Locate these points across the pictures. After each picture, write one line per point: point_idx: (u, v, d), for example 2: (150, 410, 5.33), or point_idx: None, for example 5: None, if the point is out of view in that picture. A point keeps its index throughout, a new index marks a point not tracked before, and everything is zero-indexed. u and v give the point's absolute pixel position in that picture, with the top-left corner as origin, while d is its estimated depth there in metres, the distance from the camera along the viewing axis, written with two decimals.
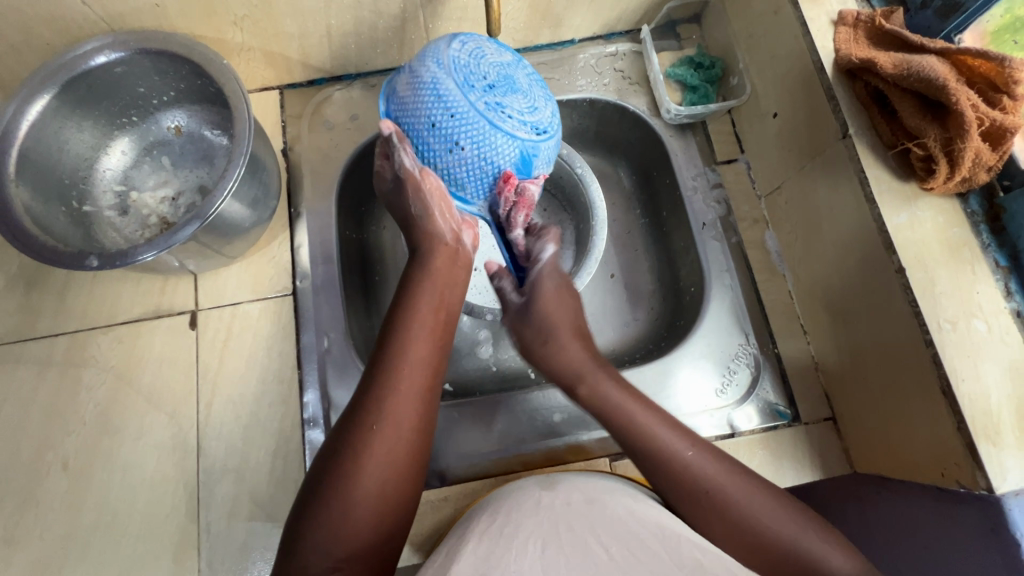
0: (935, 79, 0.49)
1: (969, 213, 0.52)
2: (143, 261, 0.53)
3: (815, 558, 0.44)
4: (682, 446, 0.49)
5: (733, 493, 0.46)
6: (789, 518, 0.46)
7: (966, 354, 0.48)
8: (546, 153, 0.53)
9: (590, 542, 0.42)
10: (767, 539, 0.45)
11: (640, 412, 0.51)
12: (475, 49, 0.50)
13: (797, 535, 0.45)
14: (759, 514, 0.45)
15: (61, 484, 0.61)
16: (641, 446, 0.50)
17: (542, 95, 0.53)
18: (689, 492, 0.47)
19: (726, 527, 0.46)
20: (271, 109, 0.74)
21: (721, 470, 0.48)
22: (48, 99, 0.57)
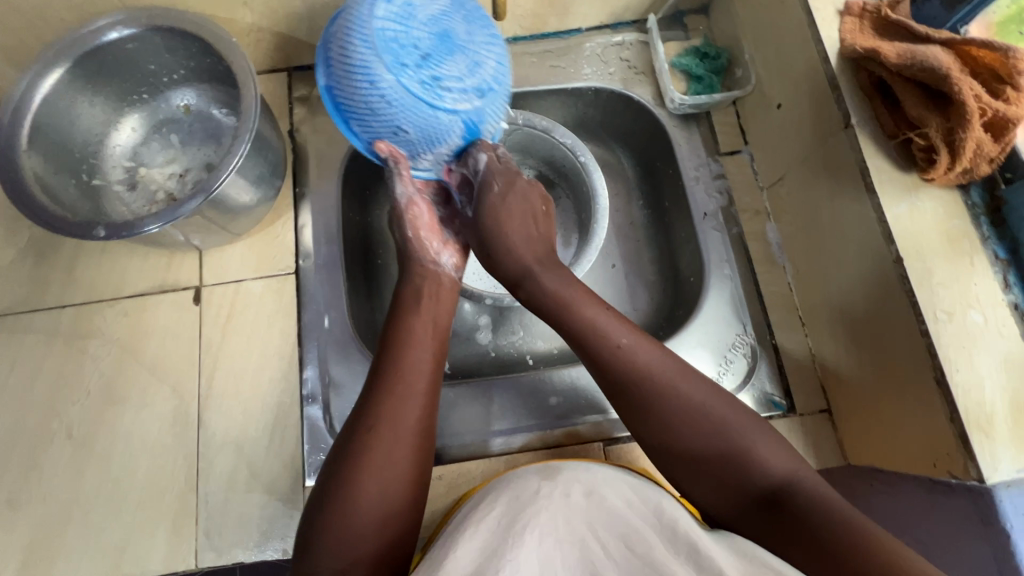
0: (938, 68, 0.49)
1: (970, 205, 0.52)
2: (148, 233, 0.54)
3: (749, 450, 0.45)
4: (618, 336, 0.50)
5: (677, 382, 0.48)
6: (722, 402, 0.47)
7: (961, 344, 0.48)
8: (494, 111, 0.53)
9: (587, 537, 0.43)
10: (701, 424, 0.46)
11: (588, 305, 0.52)
12: (403, 7, 0.48)
13: (733, 421, 0.46)
14: (704, 404, 0.47)
15: (65, 450, 0.62)
16: (578, 327, 0.52)
17: (484, 42, 0.51)
18: (623, 380, 0.49)
19: (666, 419, 0.47)
20: (279, 91, 0.75)
21: (660, 361, 0.49)
22: (61, 73, 0.58)
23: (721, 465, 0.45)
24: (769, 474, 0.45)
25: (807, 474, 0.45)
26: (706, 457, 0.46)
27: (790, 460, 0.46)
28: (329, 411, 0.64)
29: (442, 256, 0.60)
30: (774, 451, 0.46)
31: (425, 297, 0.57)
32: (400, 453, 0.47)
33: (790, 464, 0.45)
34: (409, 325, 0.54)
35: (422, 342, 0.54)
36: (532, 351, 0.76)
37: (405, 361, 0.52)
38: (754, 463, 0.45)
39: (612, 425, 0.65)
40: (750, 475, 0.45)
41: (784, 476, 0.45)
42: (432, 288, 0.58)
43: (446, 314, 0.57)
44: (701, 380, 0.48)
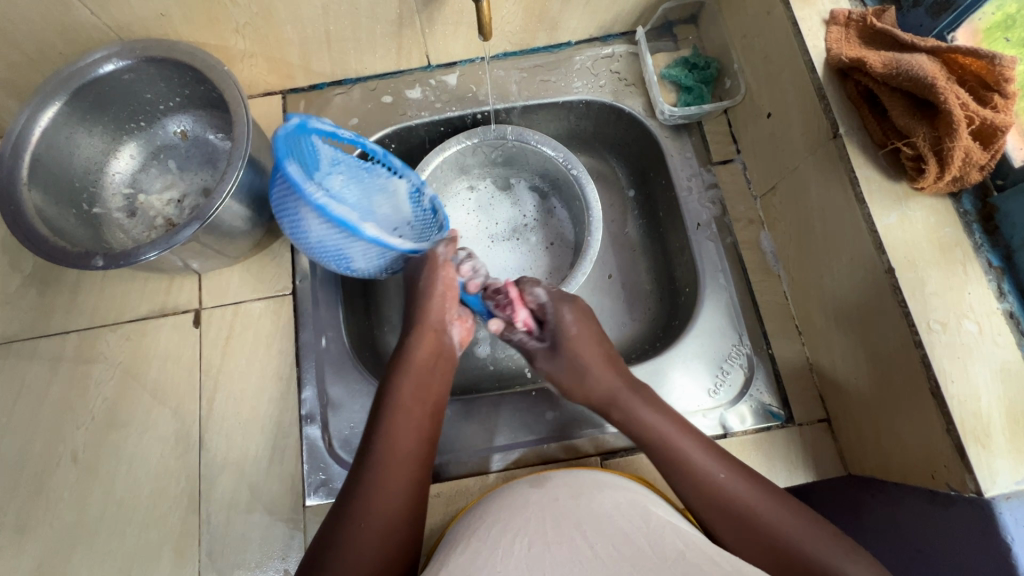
0: (924, 77, 0.49)
1: (962, 213, 0.51)
2: (146, 260, 0.55)
3: (835, 568, 0.44)
4: (718, 470, 0.51)
5: (760, 513, 0.49)
6: (813, 533, 0.47)
7: (956, 355, 0.47)
8: (341, 246, 0.55)
9: (574, 536, 0.44)
10: (775, 550, 0.47)
11: (643, 406, 0.56)
12: (287, 228, 0.54)
13: (807, 541, 0.46)
14: (790, 536, 0.47)
15: (70, 475, 0.63)
16: (656, 441, 0.54)
17: (294, 209, 0.52)
18: (706, 503, 0.50)
19: (744, 529, 0.48)
20: (274, 114, 0.77)
21: (757, 493, 0.50)
22: (60, 105, 0.59)
23: None
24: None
25: None
26: (779, 561, 0.47)
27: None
28: (327, 430, 0.64)
29: (452, 329, 0.61)
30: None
31: (420, 365, 0.57)
32: (395, 497, 0.51)
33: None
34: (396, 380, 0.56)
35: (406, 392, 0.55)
36: (530, 363, 0.77)
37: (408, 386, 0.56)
38: None
39: (608, 438, 0.65)
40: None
41: None
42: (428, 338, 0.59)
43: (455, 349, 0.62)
44: (786, 504, 0.49)
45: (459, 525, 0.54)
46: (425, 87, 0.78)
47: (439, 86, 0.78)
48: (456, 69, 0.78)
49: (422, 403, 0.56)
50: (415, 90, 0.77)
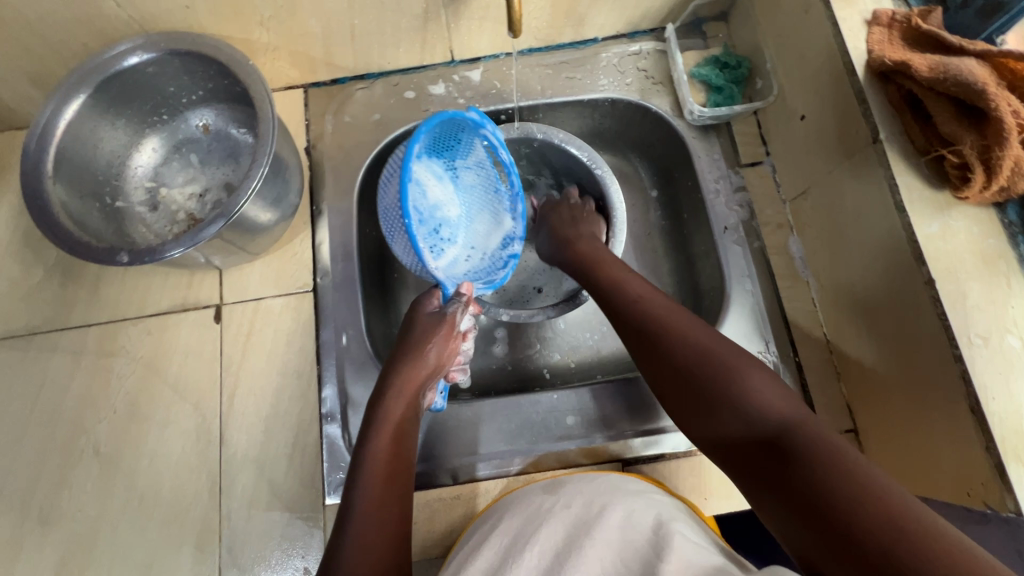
0: (973, 83, 0.47)
1: (1006, 224, 0.50)
2: (170, 257, 0.54)
3: (744, 387, 0.44)
4: (659, 304, 0.54)
5: (695, 340, 0.49)
6: (731, 351, 0.47)
7: (998, 371, 0.46)
8: (434, 252, 0.60)
9: (580, 541, 0.44)
10: (707, 367, 0.47)
11: (618, 272, 0.60)
12: (432, 213, 0.61)
13: (734, 359, 0.46)
14: (708, 350, 0.48)
15: (91, 468, 0.63)
16: (621, 298, 0.57)
17: (413, 213, 0.56)
18: (645, 328, 0.53)
19: (666, 354, 0.49)
20: (296, 108, 0.76)
21: (696, 328, 0.51)
22: (84, 98, 0.59)
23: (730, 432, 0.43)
24: (767, 417, 0.41)
25: (813, 421, 0.40)
26: (705, 405, 0.45)
27: (782, 391, 0.43)
28: (347, 430, 0.64)
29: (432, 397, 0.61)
30: (772, 396, 0.43)
31: (403, 392, 0.57)
32: (388, 522, 0.49)
33: (787, 404, 0.42)
34: (381, 409, 0.56)
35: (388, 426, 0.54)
36: (549, 364, 0.76)
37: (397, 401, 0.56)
38: (751, 410, 0.42)
39: (631, 444, 0.64)
40: (748, 413, 0.42)
41: (783, 417, 0.41)
42: (417, 373, 0.58)
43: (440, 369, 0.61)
44: (725, 344, 0.48)
45: (473, 529, 0.56)
46: (448, 83, 0.76)
47: (462, 82, 0.76)
48: (480, 65, 0.77)
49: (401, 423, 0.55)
50: (438, 86, 0.76)
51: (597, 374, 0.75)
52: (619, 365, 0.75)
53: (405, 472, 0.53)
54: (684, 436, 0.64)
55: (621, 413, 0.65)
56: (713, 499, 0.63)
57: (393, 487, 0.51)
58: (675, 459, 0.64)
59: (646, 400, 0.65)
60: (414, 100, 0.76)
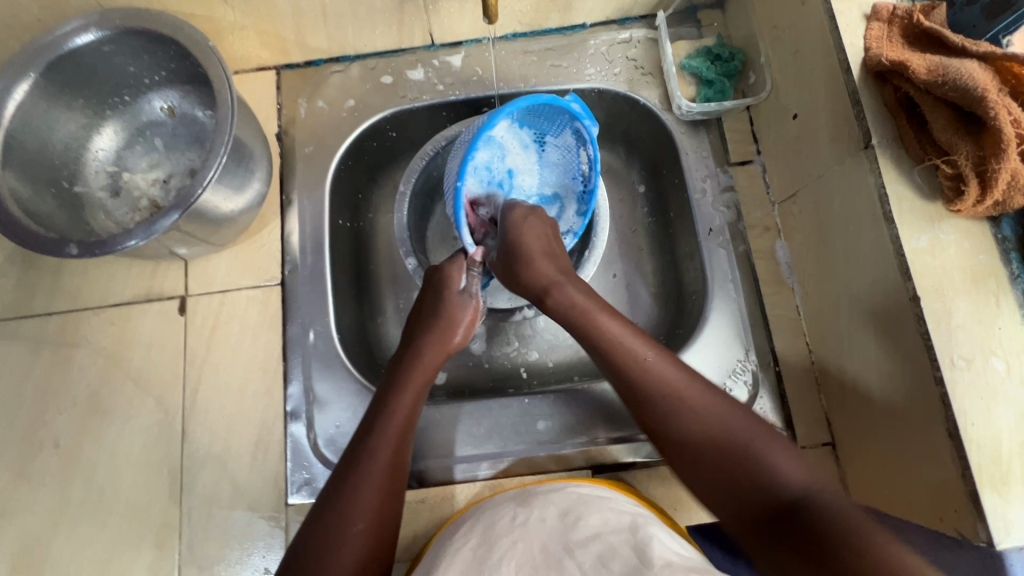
0: (974, 88, 0.44)
1: (999, 239, 0.47)
2: (124, 250, 0.52)
3: (762, 460, 0.45)
4: (645, 350, 0.52)
5: (687, 397, 0.49)
6: (737, 416, 0.48)
7: (980, 395, 0.44)
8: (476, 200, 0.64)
9: (562, 559, 0.44)
10: (719, 445, 0.47)
11: (610, 322, 0.55)
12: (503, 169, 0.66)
13: (715, 415, 0.48)
14: (711, 420, 0.48)
15: (51, 461, 0.62)
16: (617, 353, 0.53)
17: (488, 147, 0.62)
18: (654, 397, 0.50)
19: (680, 432, 0.49)
20: (267, 91, 0.72)
21: (682, 377, 0.51)
22: (34, 79, 0.55)
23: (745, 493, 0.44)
24: (786, 488, 0.43)
25: (824, 488, 0.43)
26: (726, 478, 0.46)
27: (805, 466, 0.45)
28: (312, 428, 0.63)
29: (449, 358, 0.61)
30: (791, 470, 0.44)
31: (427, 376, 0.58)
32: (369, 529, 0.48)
33: (807, 479, 0.43)
34: (404, 381, 0.57)
35: (408, 399, 0.55)
36: (527, 364, 0.74)
37: (403, 397, 0.55)
38: (769, 479, 0.44)
39: (604, 451, 0.63)
40: (767, 488, 0.44)
41: (802, 487, 0.43)
42: (444, 354, 0.59)
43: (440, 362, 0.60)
44: (722, 403, 0.49)
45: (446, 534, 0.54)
46: (427, 68, 0.73)
47: (442, 67, 0.73)
48: (462, 49, 0.73)
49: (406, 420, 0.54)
50: (417, 71, 0.73)
51: (575, 376, 0.73)
52: (597, 366, 0.73)
53: (410, 437, 0.55)
54: None
55: (595, 417, 0.64)
56: (683, 509, 0.60)
57: (398, 467, 0.52)
58: (646, 468, 0.62)
59: (622, 404, 0.64)
60: (391, 86, 0.72)
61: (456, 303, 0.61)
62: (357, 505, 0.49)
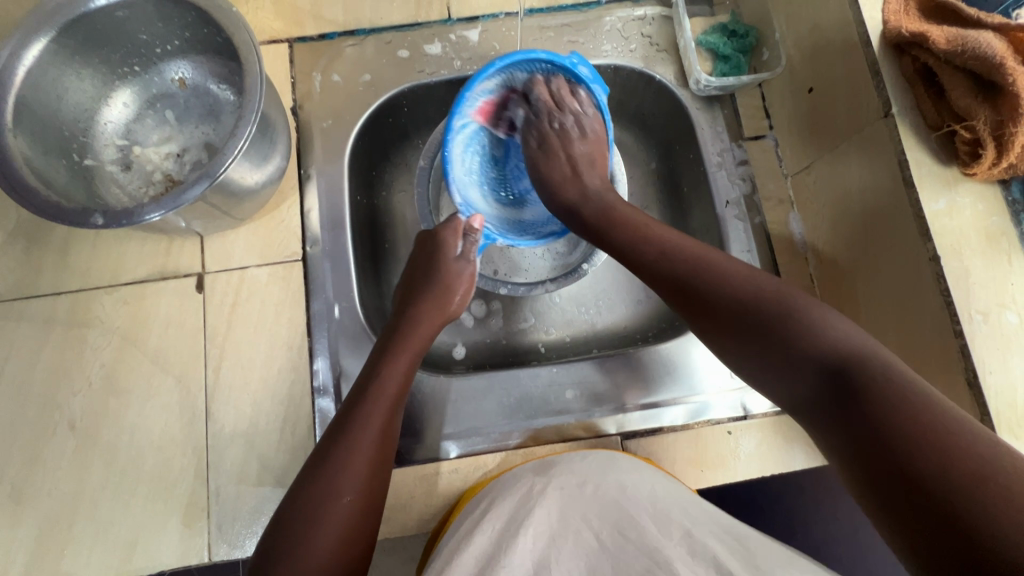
0: (992, 56, 0.47)
1: (1010, 201, 0.50)
2: (150, 221, 0.50)
3: (809, 318, 0.44)
4: (669, 235, 0.54)
5: (714, 260, 0.51)
6: (774, 282, 0.48)
7: (996, 346, 0.47)
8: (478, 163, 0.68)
9: (581, 530, 0.46)
10: (762, 300, 0.46)
11: (638, 215, 0.57)
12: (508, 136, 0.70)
13: (776, 288, 0.47)
14: (745, 277, 0.49)
15: (67, 443, 0.60)
16: (650, 246, 0.54)
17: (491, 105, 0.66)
18: (675, 274, 0.51)
19: (714, 291, 0.49)
20: (280, 63, 0.71)
21: (698, 247, 0.52)
22: (45, 43, 0.53)
23: (784, 331, 0.44)
24: (835, 348, 0.41)
25: (876, 343, 0.42)
26: (757, 323, 0.46)
27: (851, 323, 0.43)
28: (340, 403, 0.62)
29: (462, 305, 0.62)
30: (841, 322, 0.43)
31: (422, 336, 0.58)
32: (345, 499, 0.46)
33: (855, 333, 0.42)
34: (400, 340, 0.56)
35: (402, 362, 0.54)
36: (544, 339, 0.75)
37: (396, 362, 0.54)
38: (811, 329, 0.43)
39: (628, 418, 0.64)
40: (813, 342, 0.43)
41: (849, 337, 0.42)
42: (439, 317, 0.60)
43: (429, 329, 0.59)
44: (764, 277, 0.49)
45: (465, 511, 0.53)
46: (444, 42, 0.72)
47: (459, 42, 0.72)
48: (479, 25, 0.73)
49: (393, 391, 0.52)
50: (434, 45, 0.72)
51: (593, 348, 0.74)
52: (615, 339, 0.74)
53: (404, 396, 0.54)
54: (682, 408, 0.64)
55: (619, 387, 0.65)
56: (708, 471, 0.62)
57: (390, 420, 0.51)
58: (672, 433, 0.63)
59: (643, 372, 0.66)
60: (407, 60, 0.71)
61: (456, 264, 0.61)
62: (353, 457, 0.47)
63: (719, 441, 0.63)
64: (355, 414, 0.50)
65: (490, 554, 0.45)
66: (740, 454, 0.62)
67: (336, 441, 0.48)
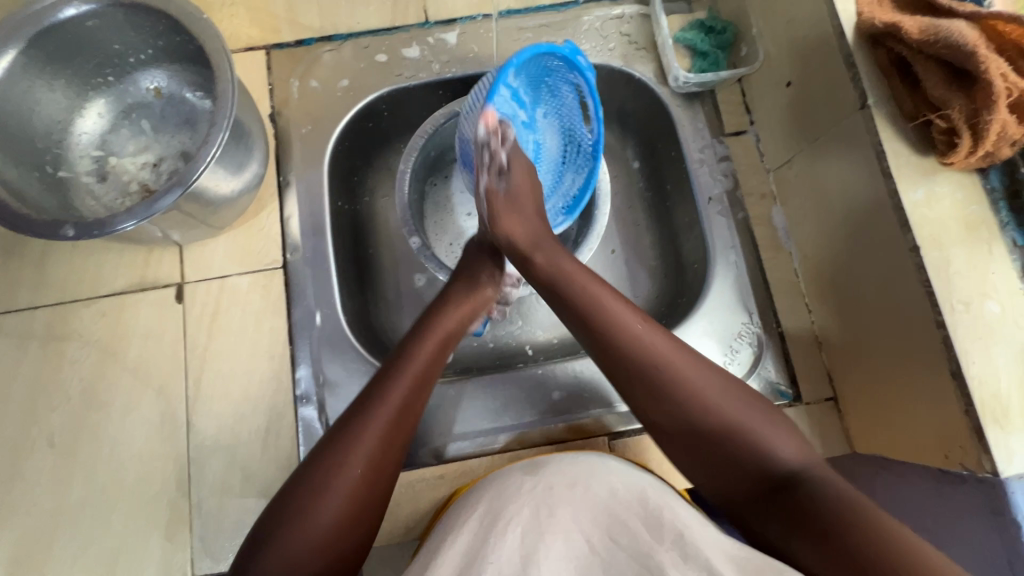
0: (964, 45, 0.46)
1: (989, 190, 0.50)
2: (123, 231, 0.50)
3: (759, 437, 0.46)
4: (636, 322, 0.51)
5: (675, 361, 0.49)
6: (729, 390, 0.48)
7: (978, 335, 0.46)
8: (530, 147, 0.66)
9: (571, 529, 0.43)
10: (714, 426, 0.46)
11: (609, 298, 0.53)
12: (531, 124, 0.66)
13: (733, 403, 0.47)
14: (703, 389, 0.47)
15: (47, 460, 0.59)
16: (637, 352, 0.50)
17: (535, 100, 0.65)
18: (641, 372, 0.49)
19: (662, 400, 0.48)
20: (257, 70, 0.70)
21: (671, 347, 0.50)
22: (15, 54, 0.52)
23: (731, 455, 0.46)
24: (781, 463, 0.45)
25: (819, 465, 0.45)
26: (711, 451, 0.46)
27: (800, 448, 0.46)
28: (323, 411, 0.61)
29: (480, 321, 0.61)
30: (786, 448, 0.45)
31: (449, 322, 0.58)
32: (359, 486, 0.45)
33: (803, 455, 0.45)
34: (424, 329, 0.55)
35: (426, 349, 0.54)
36: (532, 341, 0.74)
37: (420, 350, 0.53)
38: (763, 452, 0.45)
39: (616, 418, 0.64)
40: (766, 464, 0.45)
41: (798, 462, 0.45)
42: (472, 304, 0.59)
43: (458, 318, 0.58)
44: (729, 397, 0.48)
45: (453, 510, 0.51)
46: (422, 45, 0.72)
47: (437, 44, 0.72)
48: (456, 27, 0.73)
49: (423, 379, 0.52)
50: (412, 49, 0.72)
51: (580, 349, 0.73)
52: None
53: (428, 386, 0.53)
54: None
55: (606, 387, 0.65)
56: None
57: (410, 408, 0.50)
58: None
59: None
60: (385, 64, 0.71)
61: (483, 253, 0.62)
62: (363, 444, 0.46)
63: None
64: (371, 402, 0.49)
65: (476, 551, 0.43)
66: None
67: (342, 430, 0.47)
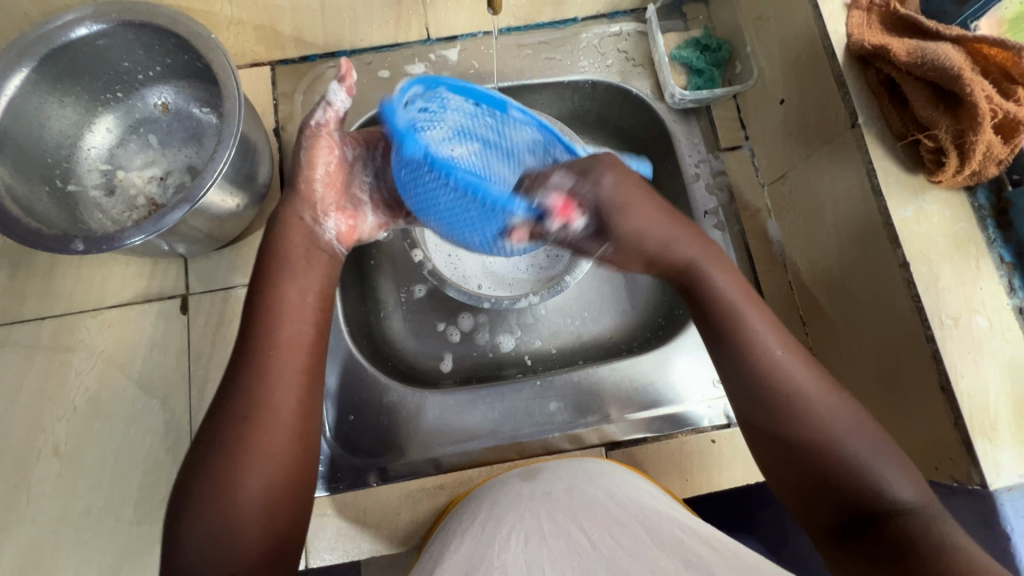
0: (950, 68, 0.48)
1: (976, 207, 0.51)
2: (131, 245, 0.51)
3: (873, 476, 0.43)
4: (773, 342, 0.48)
5: (802, 384, 0.46)
6: (853, 419, 0.45)
7: (967, 350, 0.48)
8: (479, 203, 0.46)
9: (572, 531, 0.45)
10: (832, 456, 0.44)
11: (747, 309, 0.50)
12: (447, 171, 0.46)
13: (860, 439, 0.44)
14: (830, 418, 0.45)
15: (52, 468, 0.60)
16: (756, 370, 0.48)
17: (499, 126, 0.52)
18: (763, 397, 0.47)
19: (782, 421, 0.46)
20: (262, 86, 0.72)
21: (803, 368, 0.47)
22: (27, 73, 0.54)
23: (837, 489, 0.43)
24: (890, 504, 0.42)
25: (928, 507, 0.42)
26: (817, 480, 0.44)
27: (917, 491, 0.43)
28: None
29: (327, 220, 0.54)
30: (901, 487, 0.43)
31: (298, 263, 0.51)
32: (266, 476, 0.45)
33: (916, 497, 0.42)
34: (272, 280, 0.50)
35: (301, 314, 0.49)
36: (530, 351, 0.74)
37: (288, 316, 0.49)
38: (875, 492, 0.43)
39: (613, 428, 0.65)
40: (875, 506, 0.42)
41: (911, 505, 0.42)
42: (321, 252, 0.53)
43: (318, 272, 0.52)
44: (851, 418, 0.45)
45: (451, 520, 0.53)
46: (424, 62, 0.74)
47: (438, 61, 0.74)
48: (457, 44, 0.75)
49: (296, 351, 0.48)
50: (415, 65, 0.73)
51: (578, 359, 0.73)
52: (599, 350, 0.74)
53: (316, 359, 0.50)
54: (666, 418, 0.65)
55: (602, 397, 0.66)
56: (694, 480, 0.62)
57: (306, 398, 0.48)
58: (657, 442, 0.64)
59: (626, 383, 0.66)
60: (388, 80, 0.73)
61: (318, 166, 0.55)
62: (258, 434, 0.45)
63: (703, 449, 0.63)
64: (255, 384, 0.46)
65: (478, 556, 0.44)
66: (724, 465, 0.62)
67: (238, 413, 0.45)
